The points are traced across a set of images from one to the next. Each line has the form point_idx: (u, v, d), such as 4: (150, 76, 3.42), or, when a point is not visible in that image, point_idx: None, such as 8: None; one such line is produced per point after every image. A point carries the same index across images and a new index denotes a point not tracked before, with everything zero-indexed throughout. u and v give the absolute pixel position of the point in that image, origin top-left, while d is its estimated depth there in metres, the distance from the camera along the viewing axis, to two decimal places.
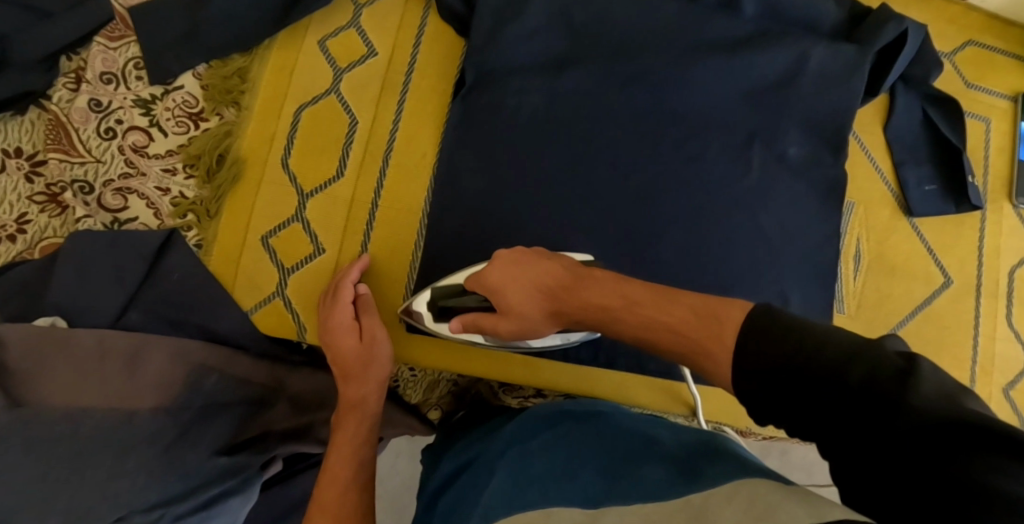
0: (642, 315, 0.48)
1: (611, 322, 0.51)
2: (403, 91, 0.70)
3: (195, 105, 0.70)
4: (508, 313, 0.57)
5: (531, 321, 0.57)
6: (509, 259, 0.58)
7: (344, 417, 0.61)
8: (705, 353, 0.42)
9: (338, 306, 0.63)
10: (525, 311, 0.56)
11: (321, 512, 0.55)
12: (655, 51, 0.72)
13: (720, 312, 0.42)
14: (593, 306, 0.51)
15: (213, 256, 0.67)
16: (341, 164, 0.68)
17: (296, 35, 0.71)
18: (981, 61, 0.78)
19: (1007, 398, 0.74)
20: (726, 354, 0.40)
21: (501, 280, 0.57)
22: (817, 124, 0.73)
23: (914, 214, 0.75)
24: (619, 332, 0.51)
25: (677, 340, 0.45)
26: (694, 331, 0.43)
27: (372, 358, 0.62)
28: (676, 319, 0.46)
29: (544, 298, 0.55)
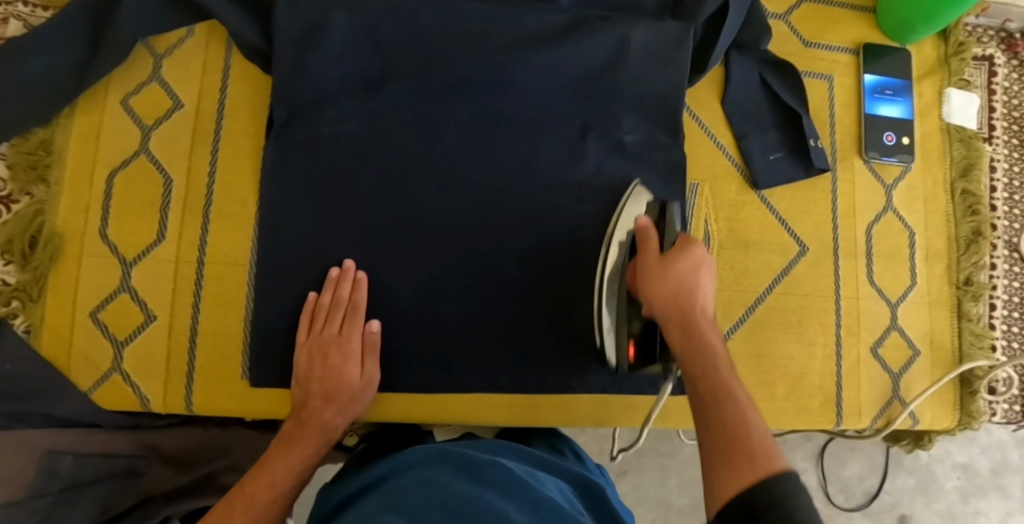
0: (737, 423, 0.44)
1: (705, 381, 0.47)
2: (215, 139, 0.68)
3: (3, 188, 0.67)
4: (666, 269, 0.51)
5: (664, 278, 0.51)
6: (698, 262, 0.52)
7: (305, 433, 0.61)
8: (736, 470, 0.41)
9: (355, 334, 0.64)
10: (655, 298, 0.51)
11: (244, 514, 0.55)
12: (474, 58, 0.70)
13: (758, 450, 0.42)
14: (704, 354, 0.48)
15: (43, 340, 0.65)
16: (161, 225, 0.66)
17: (96, 98, 0.68)
18: (817, 17, 0.77)
19: (877, 357, 0.73)
20: (752, 475, 0.40)
21: (686, 276, 0.51)
22: (650, 108, 0.72)
23: (760, 186, 0.73)
24: (700, 406, 0.47)
25: (737, 441, 0.43)
26: (744, 451, 0.42)
27: (356, 395, 0.63)
28: (758, 438, 0.42)
29: (702, 315, 0.50)
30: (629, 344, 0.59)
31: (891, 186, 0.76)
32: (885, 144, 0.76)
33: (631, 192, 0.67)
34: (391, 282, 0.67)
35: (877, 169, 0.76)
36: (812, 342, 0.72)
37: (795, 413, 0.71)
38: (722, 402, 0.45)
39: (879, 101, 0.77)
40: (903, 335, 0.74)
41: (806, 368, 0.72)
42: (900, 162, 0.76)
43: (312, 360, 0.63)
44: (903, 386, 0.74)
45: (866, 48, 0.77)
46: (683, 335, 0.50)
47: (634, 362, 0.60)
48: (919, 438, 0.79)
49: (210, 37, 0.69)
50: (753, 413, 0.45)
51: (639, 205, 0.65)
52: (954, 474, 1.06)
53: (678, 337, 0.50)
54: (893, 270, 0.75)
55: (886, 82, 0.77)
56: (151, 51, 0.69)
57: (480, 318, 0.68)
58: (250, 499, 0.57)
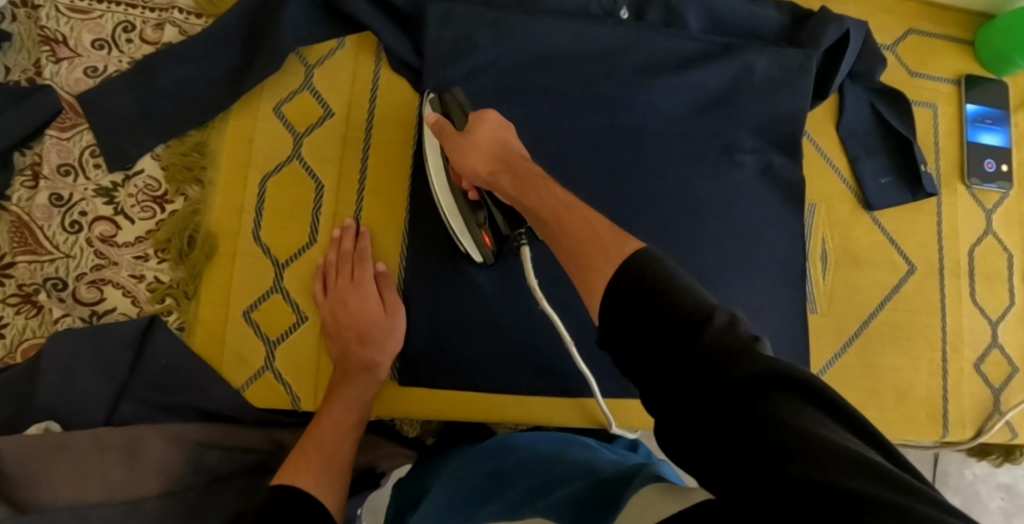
0: (572, 223, 0.48)
1: (546, 207, 0.51)
2: (364, 148, 0.71)
3: (158, 188, 0.69)
4: (473, 137, 0.60)
5: (473, 142, 0.60)
6: (510, 139, 0.61)
7: (352, 377, 0.65)
8: (606, 252, 0.43)
9: (364, 279, 0.67)
10: (477, 148, 0.60)
11: (318, 452, 0.61)
12: (611, 77, 0.73)
13: (622, 242, 0.43)
14: (535, 180, 0.54)
15: (196, 337, 0.67)
16: (312, 230, 0.69)
17: (250, 104, 0.70)
18: (923, 48, 0.81)
19: (979, 372, 0.77)
20: (613, 257, 0.41)
21: (489, 137, 0.60)
22: (771, 130, 0.75)
23: (873, 207, 0.76)
24: (559, 218, 0.50)
25: (598, 233, 0.45)
26: (607, 238, 0.44)
27: (389, 329, 0.66)
28: (597, 223, 0.47)
29: (496, 160, 0.59)
30: (482, 234, 0.64)
31: (990, 210, 0.80)
32: (985, 171, 0.80)
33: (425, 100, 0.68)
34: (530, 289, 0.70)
35: (977, 194, 0.80)
36: (919, 356, 0.76)
37: (904, 423, 0.75)
38: (541, 189, 0.53)
39: (980, 129, 0.81)
40: (1003, 353, 0.78)
41: (914, 381, 0.75)
42: (998, 189, 0.80)
43: (340, 307, 0.66)
44: (1003, 401, 0.77)
45: (967, 79, 0.81)
46: (512, 180, 0.56)
47: (492, 247, 0.65)
48: (1009, 452, 0.82)
49: (360, 49, 0.73)
50: (592, 216, 0.48)
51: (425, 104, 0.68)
52: (998, 493, 1.12)
53: (508, 181, 0.57)
54: (994, 290, 0.79)
55: (986, 112, 0.81)
56: (303, 60, 0.71)
57: None
58: (320, 442, 0.62)
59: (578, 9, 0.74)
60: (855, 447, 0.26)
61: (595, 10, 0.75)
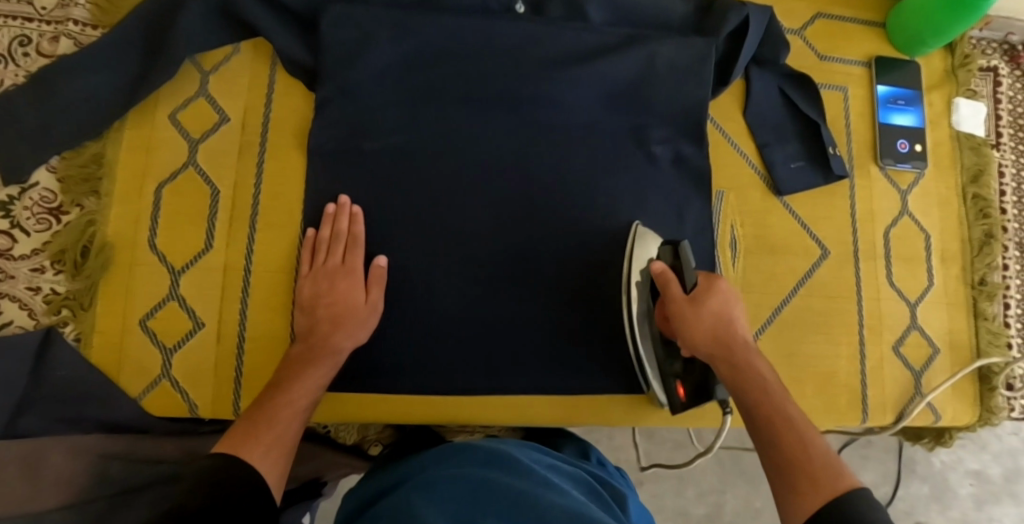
0: (800, 437, 0.51)
1: (770, 413, 0.53)
2: (261, 152, 0.71)
3: (53, 200, 0.69)
4: (700, 305, 0.59)
5: (696, 340, 0.58)
6: (733, 293, 0.61)
7: (315, 358, 0.63)
8: (807, 490, 0.47)
9: (357, 263, 0.66)
10: (703, 323, 0.58)
11: (266, 429, 0.57)
12: (509, 71, 0.72)
13: (840, 468, 0.48)
14: (751, 382, 0.55)
15: (92, 348, 0.66)
16: (208, 235, 0.69)
17: (145, 112, 0.70)
18: (832, 32, 0.80)
19: (899, 355, 0.76)
20: (830, 494, 0.46)
21: (723, 297, 0.60)
22: (679, 118, 0.74)
23: (783, 192, 0.76)
24: (756, 401, 0.54)
25: (799, 464, 0.49)
26: (806, 466, 0.48)
27: (363, 320, 0.65)
28: (817, 445, 0.50)
29: (716, 335, 0.58)
30: (676, 385, 0.65)
31: (905, 191, 0.79)
32: (898, 151, 0.79)
33: (634, 233, 0.69)
34: (430, 287, 0.69)
35: (891, 175, 0.79)
36: (838, 342, 0.75)
37: (825, 411, 0.73)
38: (758, 383, 0.55)
39: (892, 110, 0.80)
40: (923, 334, 0.77)
41: (835, 367, 0.74)
42: (913, 169, 0.79)
43: (325, 285, 0.65)
44: (924, 384, 0.76)
45: (878, 61, 0.81)
46: (736, 371, 0.57)
47: (683, 401, 0.65)
48: (939, 436, 0.81)
49: (256, 54, 0.72)
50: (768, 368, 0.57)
51: (649, 247, 0.68)
52: (966, 481, 1.08)
53: (727, 369, 0.57)
54: (913, 272, 0.78)
55: (898, 93, 0.81)
56: (199, 67, 0.71)
57: (518, 321, 0.70)
58: (271, 418, 0.58)
59: (477, 4, 0.74)
60: None
61: (494, 5, 0.74)
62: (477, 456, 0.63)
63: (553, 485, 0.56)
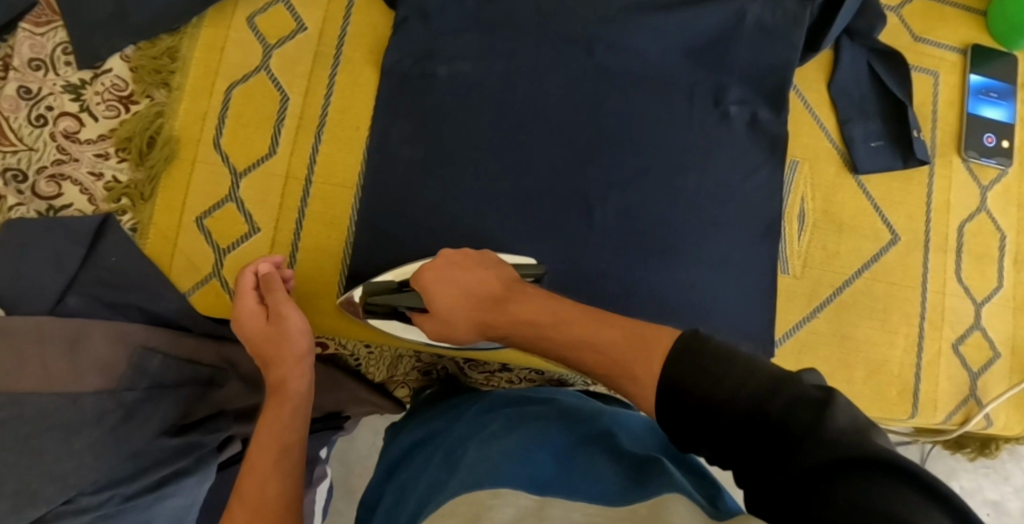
0: (577, 337, 0.47)
1: (558, 344, 0.49)
2: (334, 65, 0.70)
3: (125, 88, 0.69)
4: (436, 316, 0.58)
5: (456, 329, 0.57)
6: (449, 262, 0.58)
7: (271, 406, 0.57)
8: (635, 374, 0.41)
9: (247, 288, 0.62)
10: (451, 316, 0.56)
11: (242, 507, 0.49)
12: (590, 12, 0.71)
13: (649, 336, 0.43)
14: (528, 317, 0.51)
15: (148, 239, 0.66)
16: (274, 141, 0.68)
17: (225, 12, 0.70)
18: (929, 14, 0.77)
19: (957, 353, 0.73)
20: (650, 377, 0.40)
21: (432, 284, 0.57)
22: (761, 80, 0.71)
23: (859, 171, 0.73)
24: (545, 347, 0.50)
25: (609, 364, 0.44)
26: (623, 355, 0.43)
27: (296, 340, 0.59)
28: (604, 338, 0.46)
29: (476, 310, 0.55)
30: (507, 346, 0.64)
31: (986, 187, 0.76)
32: (984, 145, 0.75)
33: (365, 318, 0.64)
34: (487, 220, 0.68)
35: (974, 169, 0.76)
36: (895, 331, 0.72)
37: (873, 398, 0.71)
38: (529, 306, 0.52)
39: (982, 102, 0.77)
40: (986, 336, 0.74)
41: (888, 355, 0.72)
42: (997, 165, 0.76)
43: (242, 333, 0.60)
44: (979, 387, 0.73)
45: (974, 49, 0.77)
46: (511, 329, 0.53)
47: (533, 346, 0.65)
48: (985, 446, 0.78)
49: None
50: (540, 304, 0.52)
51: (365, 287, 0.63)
52: (984, 510, 1.02)
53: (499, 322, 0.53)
54: (984, 271, 0.75)
55: (991, 85, 0.77)
56: None
57: (573, 265, 0.68)
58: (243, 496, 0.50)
59: None
60: (840, 419, 0.33)
61: None
62: (529, 404, 0.63)
63: (612, 439, 0.55)
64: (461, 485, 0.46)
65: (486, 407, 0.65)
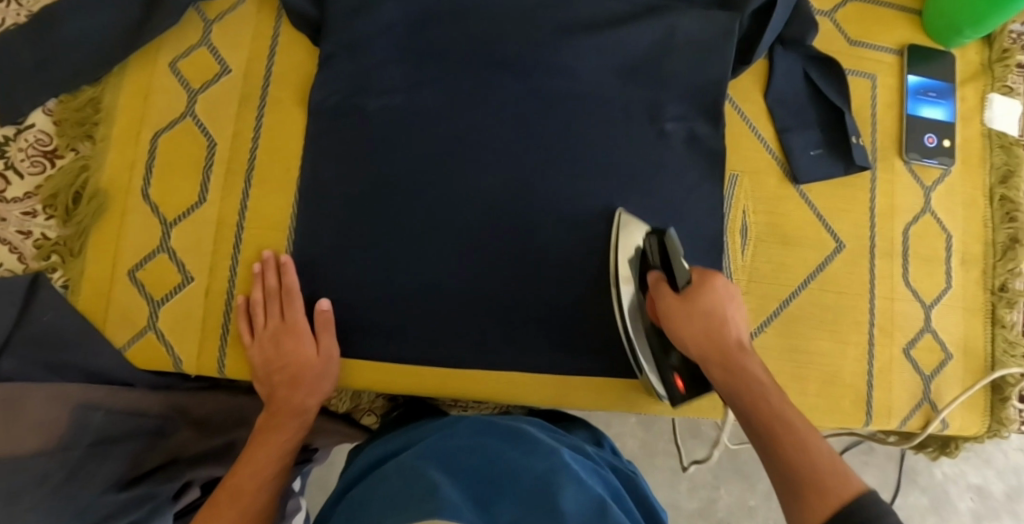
0: (793, 434, 0.48)
1: (765, 430, 0.50)
2: (260, 106, 0.69)
3: (49, 143, 0.68)
4: (687, 301, 0.55)
5: (677, 335, 0.55)
6: (728, 290, 0.56)
7: (279, 421, 0.62)
8: (819, 495, 0.44)
9: (300, 314, 0.64)
10: (689, 341, 0.54)
11: (231, 506, 0.56)
12: (520, 36, 0.69)
13: (840, 475, 0.45)
14: (753, 383, 0.51)
15: (80, 295, 0.65)
16: (203, 188, 0.67)
17: (146, 58, 0.69)
18: (863, 17, 0.76)
19: (908, 358, 0.73)
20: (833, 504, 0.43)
21: (718, 295, 0.55)
22: (696, 95, 0.71)
23: (800, 180, 0.72)
24: (755, 405, 0.51)
25: (808, 472, 0.46)
26: (823, 470, 0.45)
27: (320, 373, 0.64)
28: (820, 455, 0.47)
29: (712, 342, 0.53)
30: (675, 378, 0.61)
31: (929, 188, 0.75)
32: (925, 145, 0.75)
33: (619, 223, 0.65)
34: (427, 256, 0.67)
35: (916, 170, 0.75)
36: (845, 339, 0.72)
37: (826, 409, 0.71)
38: (756, 379, 0.51)
39: (922, 102, 0.76)
40: (936, 338, 0.74)
41: (840, 364, 0.71)
42: (939, 165, 0.75)
43: (276, 356, 0.64)
44: (933, 390, 0.73)
45: (911, 49, 0.76)
46: (731, 380, 0.52)
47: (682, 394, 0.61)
48: (945, 446, 0.78)
49: (261, 5, 0.70)
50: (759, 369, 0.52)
51: (636, 235, 0.64)
52: (967, 495, 0.99)
53: (721, 374, 0.53)
54: (931, 273, 0.74)
55: (929, 85, 0.76)
56: (202, 16, 0.70)
57: (516, 295, 0.67)
58: (235, 492, 0.57)
59: None
60: None
61: None
62: (501, 424, 0.56)
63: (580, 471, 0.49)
64: (417, 508, 0.39)
65: (447, 426, 0.60)
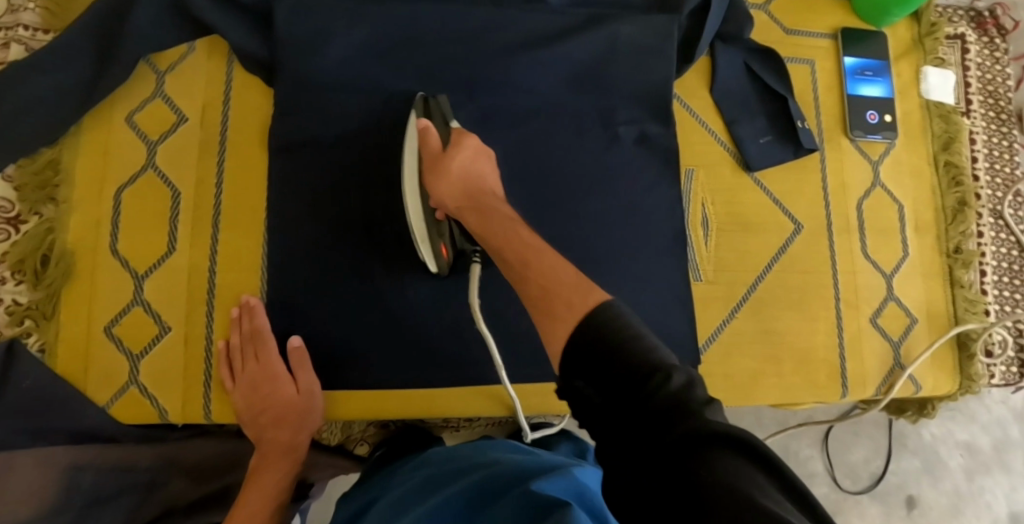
0: (539, 262, 0.47)
1: (510, 246, 0.51)
2: (220, 151, 0.70)
3: (11, 209, 0.68)
4: (446, 159, 0.60)
5: (441, 192, 0.59)
6: (477, 150, 0.61)
7: (269, 461, 0.65)
8: (559, 318, 0.40)
9: (274, 355, 0.65)
10: (445, 192, 0.59)
11: None
12: (470, 56, 0.71)
13: (578, 296, 0.41)
14: (510, 234, 0.52)
15: (58, 358, 0.65)
16: (171, 238, 0.68)
17: (102, 116, 0.69)
18: (796, 6, 0.80)
19: (875, 326, 0.76)
20: (571, 315, 0.39)
21: (474, 150, 0.61)
22: (645, 97, 0.73)
23: (753, 168, 0.75)
24: (510, 239, 0.51)
25: (547, 291, 0.44)
26: (566, 298, 0.42)
27: (304, 410, 0.65)
28: (562, 275, 0.45)
29: (466, 196, 0.58)
30: (442, 246, 0.63)
31: (877, 161, 0.78)
32: (868, 122, 0.78)
33: None
34: (401, 280, 0.68)
35: (862, 146, 0.79)
36: (814, 316, 0.74)
37: (803, 385, 0.73)
38: (511, 232, 0.52)
39: (860, 81, 0.80)
40: (900, 305, 0.77)
41: (811, 340, 0.74)
42: (884, 139, 0.79)
43: (257, 400, 0.65)
44: (903, 354, 0.76)
45: (844, 32, 0.80)
46: (478, 219, 0.56)
47: (449, 262, 0.64)
48: (922, 407, 0.81)
49: (212, 51, 0.71)
50: (558, 261, 0.47)
51: None
52: (957, 452, 1.02)
53: (474, 220, 0.57)
54: (887, 244, 0.77)
55: (866, 64, 0.80)
56: (153, 68, 0.71)
57: (492, 308, 0.69)
58: None
59: None
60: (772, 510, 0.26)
61: None
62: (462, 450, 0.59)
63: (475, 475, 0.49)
64: None
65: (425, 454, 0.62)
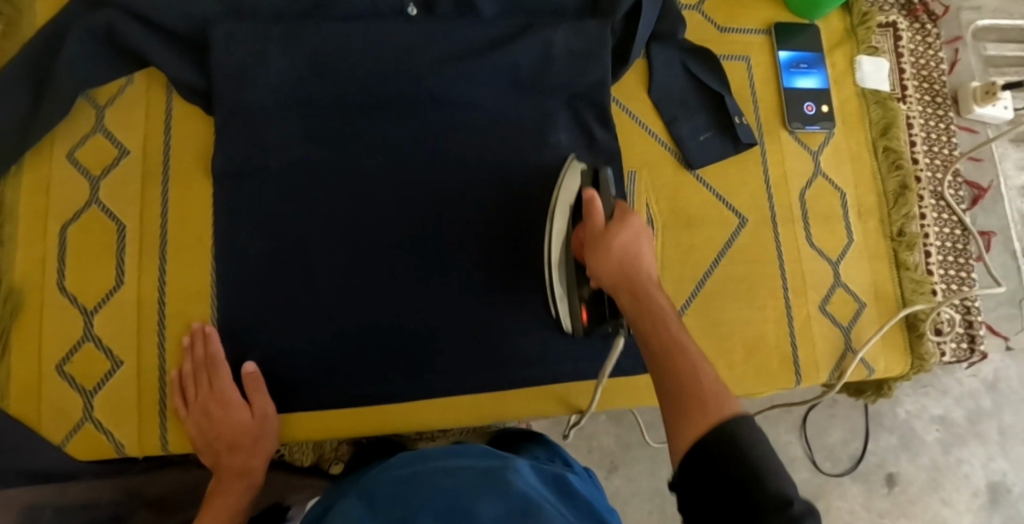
0: (680, 360, 0.47)
1: (655, 338, 0.49)
2: (164, 181, 0.70)
3: None
4: (600, 249, 0.54)
5: (603, 269, 0.54)
6: (634, 230, 0.56)
7: (223, 485, 0.63)
8: (697, 416, 0.43)
9: (227, 380, 0.65)
10: (602, 269, 0.54)
11: None
12: (407, 72, 0.71)
13: (705, 405, 0.44)
14: (654, 321, 0.50)
15: (10, 399, 0.65)
16: (118, 271, 0.68)
17: (41, 153, 0.69)
18: (728, 4, 0.81)
19: (825, 312, 0.77)
20: (717, 417, 0.42)
21: (633, 232, 0.56)
22: (582, 103, 0.74)
23: (694, 165, 0.77)
24: (661, 340, 0.49)
25: (692, 393, 0.45)
26: (687, 404, 0.44)
27: (259, 434, 0.65)
28: (702, 373, 0.46)
29: (624, 284, 0.53)
30: (580, 309, 0.61)
31: (816, 151, 0.80)
32: (805, 113, 0.80)
33: None
34: (351, 298, 0.68)
35: (801, 137, 0.80)
36: (763, 306, 0.75)
37: (757, 375, 0.74)
38: (654, 317, 0.50)
39: (795, 74, 0.81)
40: (848, 290, 0.78)
41: (762, 330, 0.75)
42: (822, 129, 0.80)
43: (212, 426, 0.64)
44: (854, 338, 0.77)
45: (777, 27, 0.81)
46: (633, 299, 0.52)
47: (587, 324, 0.62)
48: (879, 387, 0.82)
49: (150, 83, 0.72)
50: (698, 367, 0.47)
51: None
52: (931, 428, 1.03)
53: (631, 302, 0.52)
54: (831, 231, 0.79)
55: (800, 57, 0.82)
56: (93, 103, 0.71)
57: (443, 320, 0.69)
58: None
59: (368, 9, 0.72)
60: None
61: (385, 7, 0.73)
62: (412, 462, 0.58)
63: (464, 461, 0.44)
64: None
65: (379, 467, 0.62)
